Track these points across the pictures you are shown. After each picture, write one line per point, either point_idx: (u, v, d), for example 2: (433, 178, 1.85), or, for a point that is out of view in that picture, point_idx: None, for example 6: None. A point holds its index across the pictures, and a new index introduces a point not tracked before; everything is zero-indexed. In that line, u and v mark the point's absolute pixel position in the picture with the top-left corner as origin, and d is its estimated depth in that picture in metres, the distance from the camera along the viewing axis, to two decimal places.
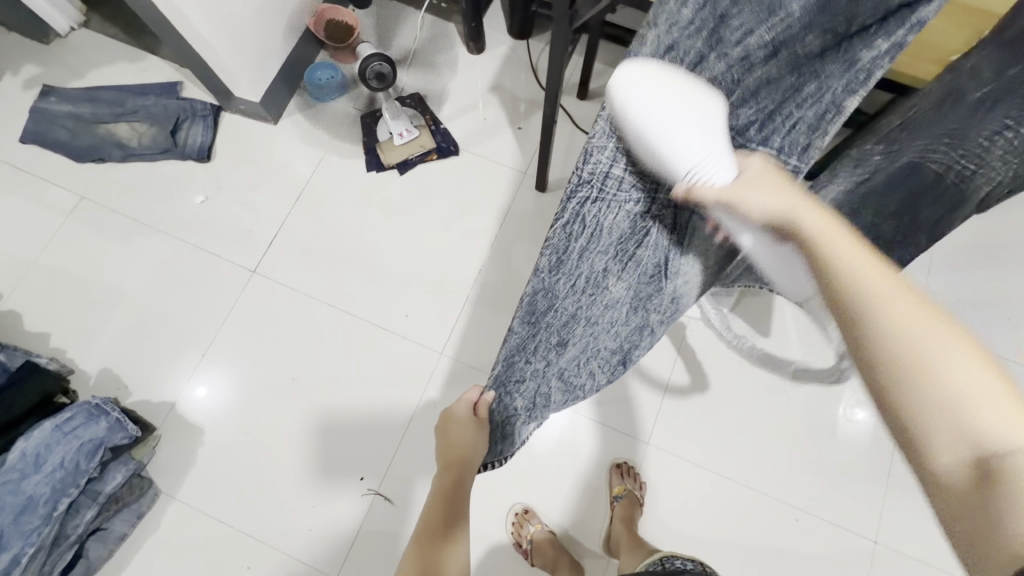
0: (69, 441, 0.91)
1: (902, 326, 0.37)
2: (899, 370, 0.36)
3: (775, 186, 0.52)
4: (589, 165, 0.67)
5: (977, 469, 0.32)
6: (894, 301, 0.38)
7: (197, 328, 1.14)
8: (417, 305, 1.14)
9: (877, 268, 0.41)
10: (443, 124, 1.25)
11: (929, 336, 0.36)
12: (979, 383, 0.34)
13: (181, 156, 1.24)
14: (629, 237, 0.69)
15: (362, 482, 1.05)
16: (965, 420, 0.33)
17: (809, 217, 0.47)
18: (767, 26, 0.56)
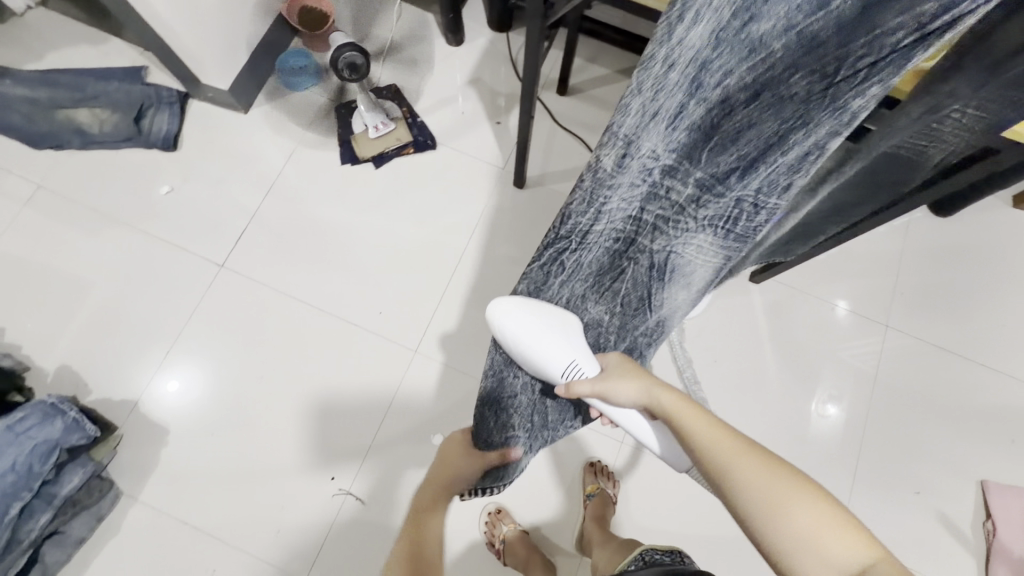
0: (21, 442, 0.86)
1: (751, 478, 0.49)
2: (766, 516, 0.47)
3: (634, 376, 0.64)
4: (568, 225, 0.67)
5: None
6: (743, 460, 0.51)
7: (162, 324, 1.10)
8: (393, 302, 1.12)
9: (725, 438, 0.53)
10: (420, 117, 1.23)
11: (777, 485, 0.48)
12: (813, 507, 0.46)
13: (145, 144, 1.19)
14: (607, 270, 0.72)
15: (334, 482, 1.03)
16: (811, 549, 0.44)
17: (663, 397, 0.60)
18: (747, 66, 0.45)
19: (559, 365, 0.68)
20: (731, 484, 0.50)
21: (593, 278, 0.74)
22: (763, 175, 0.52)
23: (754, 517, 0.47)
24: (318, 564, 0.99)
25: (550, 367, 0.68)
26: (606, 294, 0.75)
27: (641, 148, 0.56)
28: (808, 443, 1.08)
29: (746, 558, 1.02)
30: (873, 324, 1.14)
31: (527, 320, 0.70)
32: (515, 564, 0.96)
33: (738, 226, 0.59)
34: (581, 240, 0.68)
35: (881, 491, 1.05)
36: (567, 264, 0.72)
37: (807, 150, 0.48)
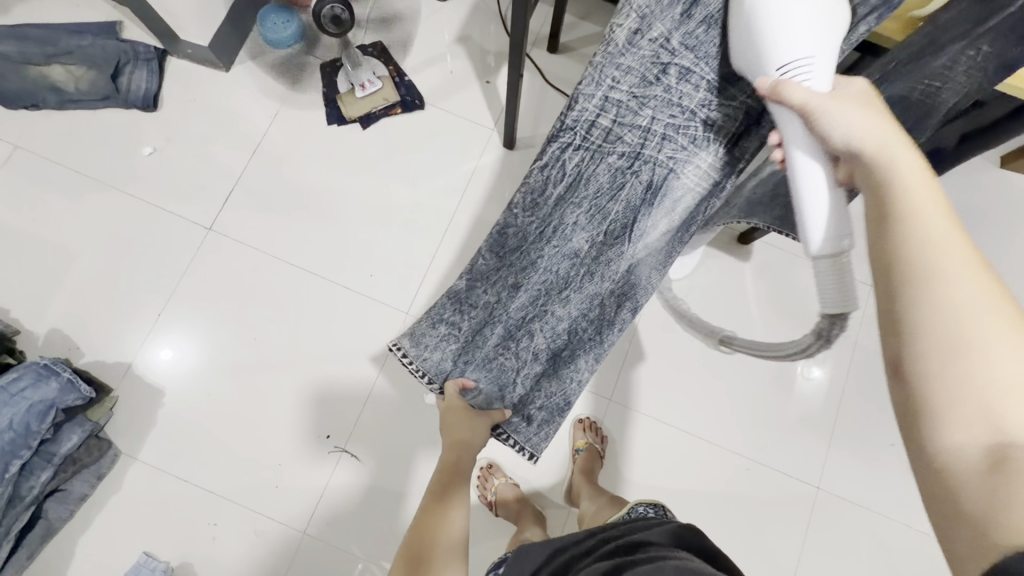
0: (17, 403, 0.87)
1: (955, 284, 0.34)
2: (946, 329, 0.33)
3: (876, 113, 0.44)
4: (574, 112, 0.61)
5: (990, 454, 0.31)
6: (967, 273, 0.34)
7: (152, 288, 1.10)
8: (384, 264, 1.12)
9: (958, 243, 0.36)
10: (407, 76, 1.20)
11: (978, 311, 0.33)
12: (1017, 347, 0.32)
13: (124, 104, 1.15)
14: (608, 191, 0.65)
15: (329, 440, 1.05)
16: (981, 390, 0.32)
17: (897, 154, 0.41)
18: None
19: (779, 56, 0.46)
20: (922, 282, 0.35)
21: (589, 201, 0.66)
22: None
23: (928, 328, 0.34)
24: (317, 517, 1.03)
25: (776, 49, 0.46)
26: (596, 218, 0.67)
27: (654, 29, 0.54)
28: (789, 400, 1.12)
29: (727, 507, 1.07)
30: (858, 285, 1.17)
31: (795, 11, 0.45)
32: (507, 515, 1.00)
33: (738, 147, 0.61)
34: (587, 140, 0.62)
35: (858, 443, 1.10)
36: (568, 171, 0.65)
37: None
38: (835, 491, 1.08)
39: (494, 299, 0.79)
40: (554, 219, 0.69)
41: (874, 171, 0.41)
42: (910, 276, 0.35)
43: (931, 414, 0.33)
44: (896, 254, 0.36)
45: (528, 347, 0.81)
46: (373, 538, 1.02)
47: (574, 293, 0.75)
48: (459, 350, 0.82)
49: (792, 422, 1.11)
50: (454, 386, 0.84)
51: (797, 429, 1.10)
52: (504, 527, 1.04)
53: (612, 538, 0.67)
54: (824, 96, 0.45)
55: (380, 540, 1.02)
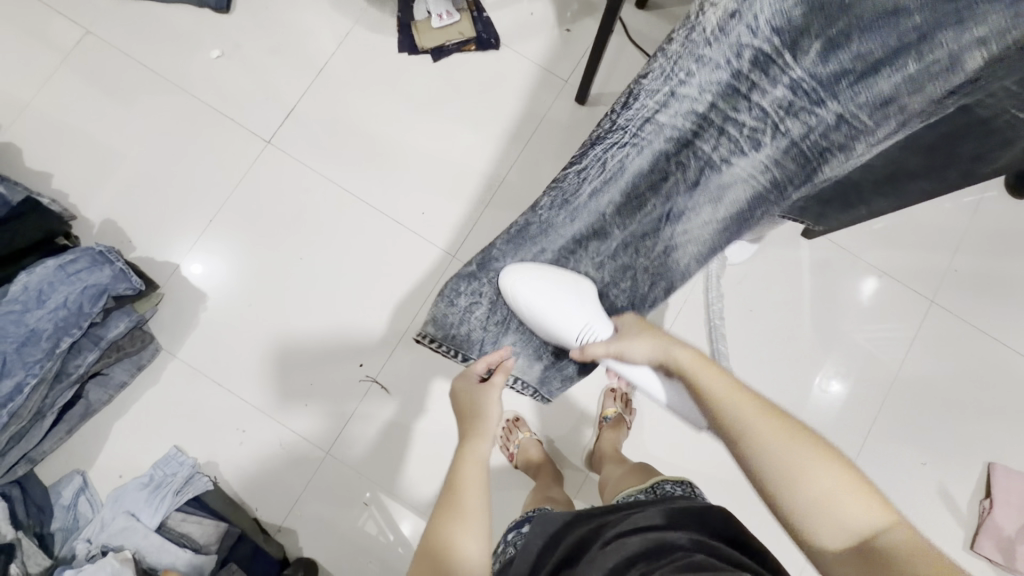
0: (72, 282, 0.89)
1: (782, 452, 0.47)
2: (784, 480, 0.46)
3: (650, 334, 0.62)
4: (628, 110, 0.55)
5: (857, 545, 0.42)
6: (777, 444, 0.47)
7: (206, 194, 1.10)
8: (436, 204, 1.11)
9: (763, 415, 0.49)
10: (486, 12, 1.14)
11: (801, 455, 0.46)
12: (835, 480, 0.45)
13: (197, 2, 1.12)
14: (647, 177, 0.60)
15: (361, 369, 1.06)
16: (828, 513, 0.44)
17: (683, 355, 0.57)
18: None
19: (573, 329, 0.67)
20: (759, 457, 0.47)
21: (627, 190, 0.61)
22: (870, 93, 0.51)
23: (767, 478, 0.47)
24: (341, 440, 1.05)
25: (565, 330, 0.68)
26: (634, 208, 0.63)
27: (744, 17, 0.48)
28: (823, 403, 1.09)
29: (743, 496, 1.06)
30: (918, 297, 1.12)
31: (549, 286, 0.67)
32: (527, 469, 1.02)
33: (807, 143, 0.56)
34: (636, 137, 0.56)
35: (888, 459, 1.07)
36: (609, 166, 0.59)
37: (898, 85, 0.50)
38: None
39: (525, 268, 0.69)
40: (586, 207, 0.63)
41: (681, 362, 0.57)
42: (744, 452, 0.48)
43: (806, 530, 0.44)
44: (727, 426, 0.50)
45: None
46: (391, 468, 1.04)
47: (608, 257, 0.70)
48: (488, 314, 0.74)
49: (822, 426, 1.08)
50: (492, 361, 0.72)
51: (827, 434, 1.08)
52: (521, 480, 1.05)
53: (640, 514, 0.64)
54: (610, 348, 0.63)
55: (398, 471, 1.04)
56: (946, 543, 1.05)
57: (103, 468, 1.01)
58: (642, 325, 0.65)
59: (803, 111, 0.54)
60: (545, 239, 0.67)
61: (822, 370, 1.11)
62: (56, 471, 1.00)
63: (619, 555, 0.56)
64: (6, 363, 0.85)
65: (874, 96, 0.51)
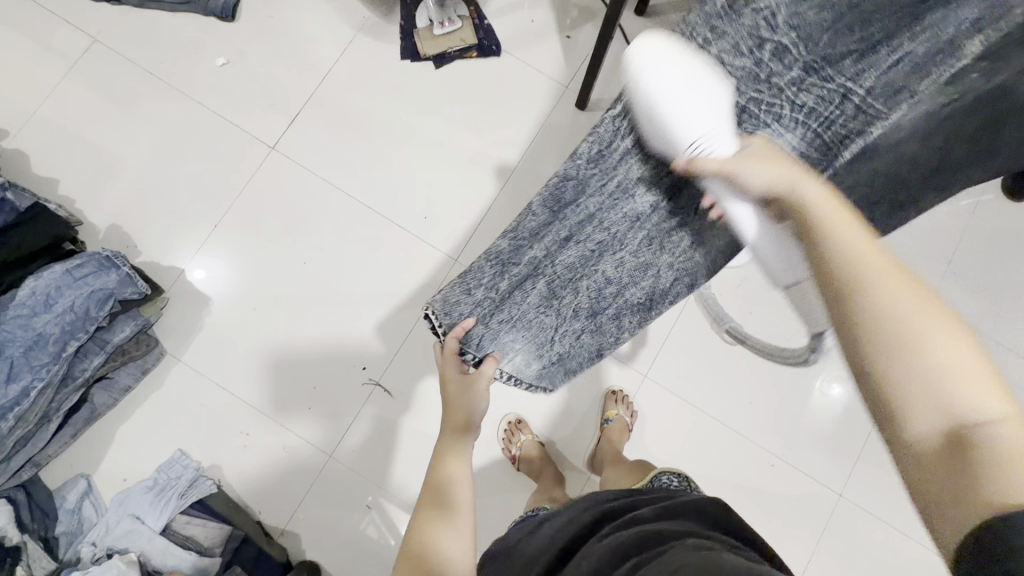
0: (79, 287, 0.90)
1: (908, 305, 0.33)
2: (895, 333, 0.33)
3: (775, 162, 0.50)
4: None
5: (955, 440, 0.30)
6: (893, 289, 0.34)
7: (211, 199, 1.11)
8: (438, 209, 1.12)
9: (894, 267, 0.36)
10: (487, 19, 1.16)
11: (921, 311, 0.33)
12: (966, 362, 0.31)
13: (203, 11, 1.14)
14: None
15: (365, 372, 1.07)
16: (939, 389, 0.31)
17: (805, 189, 0.46)
18: None
19: (686, 137, 0.54)
20: (869, 300, 0.35)
21: (660, 154, 0.62)
22: (882, 68, 0.55)
23: (872, 340, 0.34)
24: (344, 444, 1.05)
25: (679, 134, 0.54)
26: (664, 179, 0.62)
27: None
28: (826, 405, 1.09)
29: (744, 498, 1.07)
30: None
31: (678, 92, 0.53)
32: (529, 471, 1.02)
33: (830, 130, 0.57)
34: None
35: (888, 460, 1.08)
36: (640, 124, 0.61)
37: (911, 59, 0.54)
38: (856, 502, 1.07)
39: (542, 255, 0.66)
40: (618, 174, 0.63)
41: (801, 198, 0.45)
42: (843, 303, 0.36)
43: (890, 406, 0.32)
44: (832, 268, 0.38)
45: (573, 308, 0.69)
46: (393, 472, 1.04)
47: (626, 254, 0.66)
48: (493, 310, 0.68)
49: (823, 428, 1.09)
50: (457, 334, 0.68)
51: (828, 435, 1.09)
52: (523, 483, 1.05)
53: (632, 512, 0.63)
54: (726, 163, 0.52)
55: (401, 474, 1.04)
56: None
57: (107, 472, 1.01)
58: (768, 149, 0.52)
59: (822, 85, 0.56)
60: (570, 221, 0.65)
61: (821, 374, 1.11)
62: (61, 475, 1.00)
63: (607, 547, 0.56)
64: (14, 368, 0.86)
65: (888, 82, 0.55)
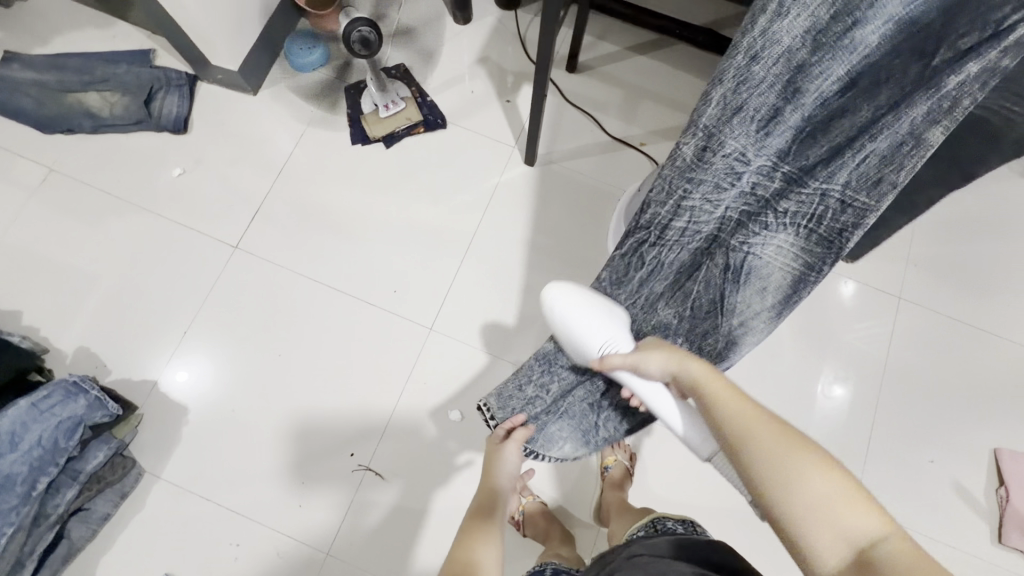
0: (46, 419, 0.87)
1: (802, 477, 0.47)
2: (787, 503, 0.47)
3: (663, 346, 0.65)
4: (648, 214, 0.66)
5: (856, 559, 0.43)
6: (804, 475, 0.47)
7: (178, 306, 1.11)
8: (407, 281, 1.13)
9: (763, 429, 0.52)
10: (429, 97, 1.22)
11: (795, 466, 0.48)
12: (795, 454, 0.49)
13: (155, 127, 1.18)
14: (686, 268, 0.69)
15: (353, 458, 1.04)
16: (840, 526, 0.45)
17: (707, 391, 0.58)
18: (846, 63, 0.49)
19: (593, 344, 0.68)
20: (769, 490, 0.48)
21: (672, 277, 0.70)
22: (853, 166, 0.54)
23: (779, 501, 0.47)
24: (340, 540, 1.00)
25: (590, 343, 0.68)
26: (679, 295, 0.71)
27: (725, 145, 0.57)
28: (822, 416, 1.09)
29: (762, 526, 1.03)
30: (885, 296, 1.15)
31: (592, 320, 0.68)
32: (535, 535, 0.98)
33: (822, 225, 0.59)
34: (662, 237, 0.67)
35: (895, 461, 1.07)
36: (647, 260, 0.69)
37: (901, 137, 0.51)
38: None
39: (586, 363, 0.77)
40: (637, 296, 0.72)
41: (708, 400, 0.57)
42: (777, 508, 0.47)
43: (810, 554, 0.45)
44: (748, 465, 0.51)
45: (614, 399, 0.78)
46: (396, 561, 1.00)
47: None
48: (543, 409, 0.79)
49: (825, 440, 1.08)
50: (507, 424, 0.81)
51: (830, 445, 1.07)
52: (532, 548, 1.01)
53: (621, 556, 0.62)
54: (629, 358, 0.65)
55: (405, 562, 0.99)
56: (975, 540, 1.03)
57: None
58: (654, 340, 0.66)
59: (796, 189, 0.58)
60: None
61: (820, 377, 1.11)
62: None
63: None
64: None
65: (862, 174, 0.54)
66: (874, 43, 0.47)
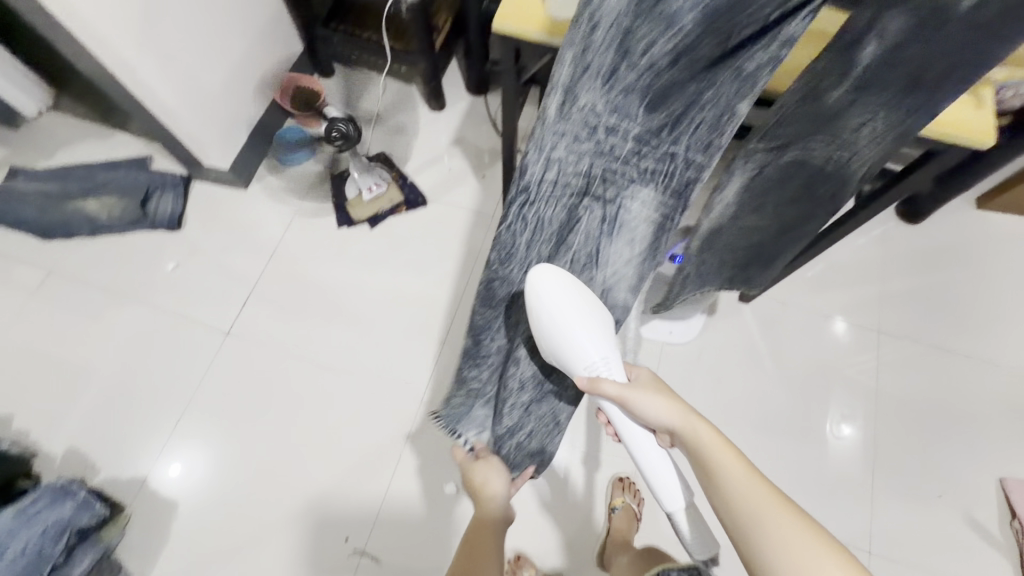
0: (31, 526, 0.85)
1: (785, 544, 0.50)
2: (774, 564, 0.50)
3: (664, 396, 0.66)
4: (526, 175, 0.70)
5: None
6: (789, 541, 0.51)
7: (170, 397, 1.11)
8: (397, 354, 1.15)
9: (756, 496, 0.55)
10: (410, 178, 1.30)
11: (782, 531, 0.51)
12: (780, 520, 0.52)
13: (151, 225, 1.25)
14: (565, 224, 0.75)
15: (349, 542, 1.02)
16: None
17: (704, 447, 0.60)
18: (665, 38, 0.54)
19: (586, 356, 0.69)
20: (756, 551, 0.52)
21: (553, 235, 0.76)
22: (690, 132, 0.63)
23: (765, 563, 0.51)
24: None
25: (578, 356, 0.69)
26: (561, 248, 0.77)
27: (581, 101, 0.62)
28: (822, 459, 1.08)
29: None
30: (867, 331, 1.17)
31: (575, 310, 0.71)
32: None
33: (674, 179, 0.68)
34: (536, 194, 0.71)
35: (904, 501, 1.04)
36: (528, 220, 0.74)
37: (720, 109, 0.60)
38: (890, 556, 1.01)
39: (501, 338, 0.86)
40: (528, 257, 0.78)
41: (704, 458, 0.60)
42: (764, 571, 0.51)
43: None
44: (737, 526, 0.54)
45: (522, 376, 0.83)
46: None
47: None
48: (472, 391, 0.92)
49: (829, 484, 1.06)
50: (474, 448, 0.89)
51: (835, 490, 1.05)
52: None
53: None
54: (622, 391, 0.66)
55: None
56: None
57: None
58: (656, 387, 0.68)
59: (648, 150, 0.66)
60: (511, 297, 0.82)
61: (829, 416, 1.11)
62: None
63: None
64: None
65: (698, 134, 0.63)
66: (687, 20, 0.52)
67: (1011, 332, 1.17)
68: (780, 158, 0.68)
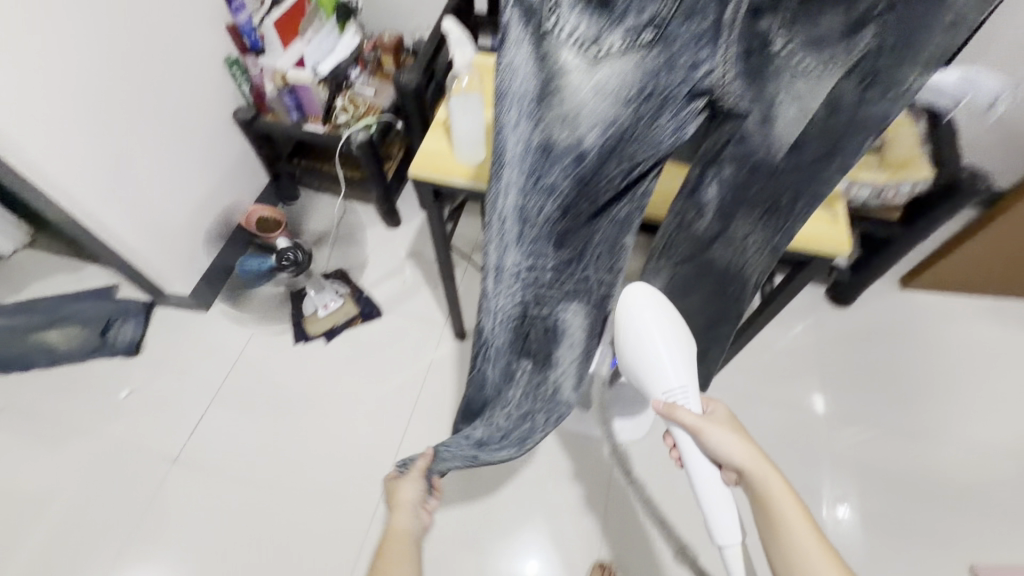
0: None
1: None
2: None
3: (741, 437, 0.65)
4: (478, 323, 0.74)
5: None
6: None
7: (111, 534, 1.08)
8: (348, 471, 1.13)
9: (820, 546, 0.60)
10: (366, 291, 1.36)
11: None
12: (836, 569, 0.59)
13: (109, 353, 1.27)
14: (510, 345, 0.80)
15: None
16: None
17: (773, 494, 0.63)
18: (551, 202, 0.65)
19: (665, 381, 0.68)
20: None
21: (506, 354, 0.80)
22: (595, 261, 0.73)
23: None
24: None
25: (658, 382, 0.68)
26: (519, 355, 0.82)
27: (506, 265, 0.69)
28: None
29: None
30: (813, 418, 1.21)
31: (664, 338, 0.69)
32: None
33: (596, 298, 0.76)
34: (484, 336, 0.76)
35: None
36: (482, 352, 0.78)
37: (615, 241, 0.70)
38: None
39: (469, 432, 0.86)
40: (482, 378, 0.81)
41: (775, 505, 0.63)
42: None
43: None
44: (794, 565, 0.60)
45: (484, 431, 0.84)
46: None
47: (512, 407, 0.85)
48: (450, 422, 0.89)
49: None
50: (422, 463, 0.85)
51: None
52: None
53: None
54: (698, 422, 0.65)
55: None
56: None
57: None
58: (732, 422, 0.68)
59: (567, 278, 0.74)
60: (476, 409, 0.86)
61: (824, 498, 1.13)
62: None
63: None
64: None
65: (606, 260, 0.72)
66: (563, 187, 0.64)
67: (950, 410, 1.21)
68: (689, 268, 0.76)
